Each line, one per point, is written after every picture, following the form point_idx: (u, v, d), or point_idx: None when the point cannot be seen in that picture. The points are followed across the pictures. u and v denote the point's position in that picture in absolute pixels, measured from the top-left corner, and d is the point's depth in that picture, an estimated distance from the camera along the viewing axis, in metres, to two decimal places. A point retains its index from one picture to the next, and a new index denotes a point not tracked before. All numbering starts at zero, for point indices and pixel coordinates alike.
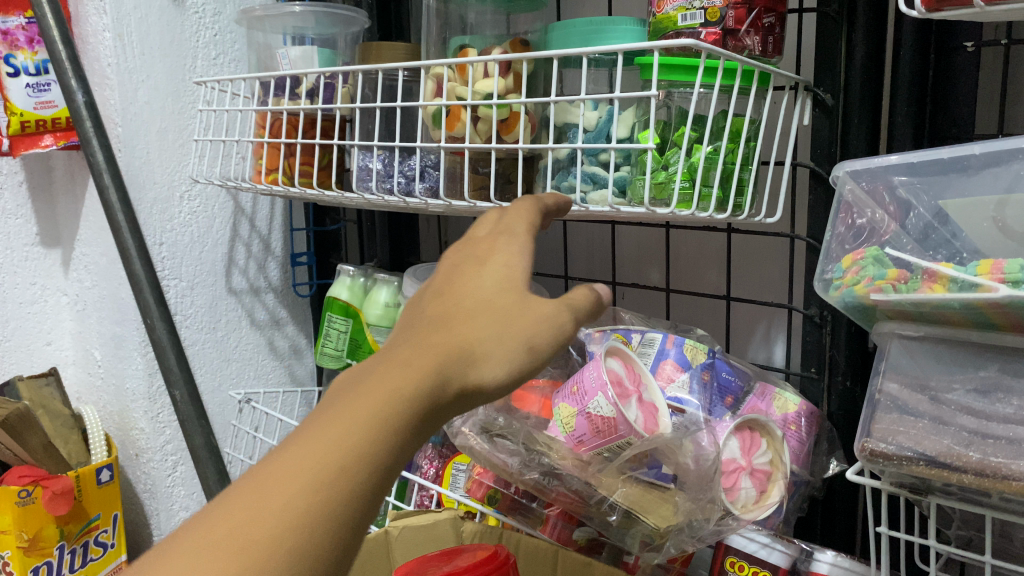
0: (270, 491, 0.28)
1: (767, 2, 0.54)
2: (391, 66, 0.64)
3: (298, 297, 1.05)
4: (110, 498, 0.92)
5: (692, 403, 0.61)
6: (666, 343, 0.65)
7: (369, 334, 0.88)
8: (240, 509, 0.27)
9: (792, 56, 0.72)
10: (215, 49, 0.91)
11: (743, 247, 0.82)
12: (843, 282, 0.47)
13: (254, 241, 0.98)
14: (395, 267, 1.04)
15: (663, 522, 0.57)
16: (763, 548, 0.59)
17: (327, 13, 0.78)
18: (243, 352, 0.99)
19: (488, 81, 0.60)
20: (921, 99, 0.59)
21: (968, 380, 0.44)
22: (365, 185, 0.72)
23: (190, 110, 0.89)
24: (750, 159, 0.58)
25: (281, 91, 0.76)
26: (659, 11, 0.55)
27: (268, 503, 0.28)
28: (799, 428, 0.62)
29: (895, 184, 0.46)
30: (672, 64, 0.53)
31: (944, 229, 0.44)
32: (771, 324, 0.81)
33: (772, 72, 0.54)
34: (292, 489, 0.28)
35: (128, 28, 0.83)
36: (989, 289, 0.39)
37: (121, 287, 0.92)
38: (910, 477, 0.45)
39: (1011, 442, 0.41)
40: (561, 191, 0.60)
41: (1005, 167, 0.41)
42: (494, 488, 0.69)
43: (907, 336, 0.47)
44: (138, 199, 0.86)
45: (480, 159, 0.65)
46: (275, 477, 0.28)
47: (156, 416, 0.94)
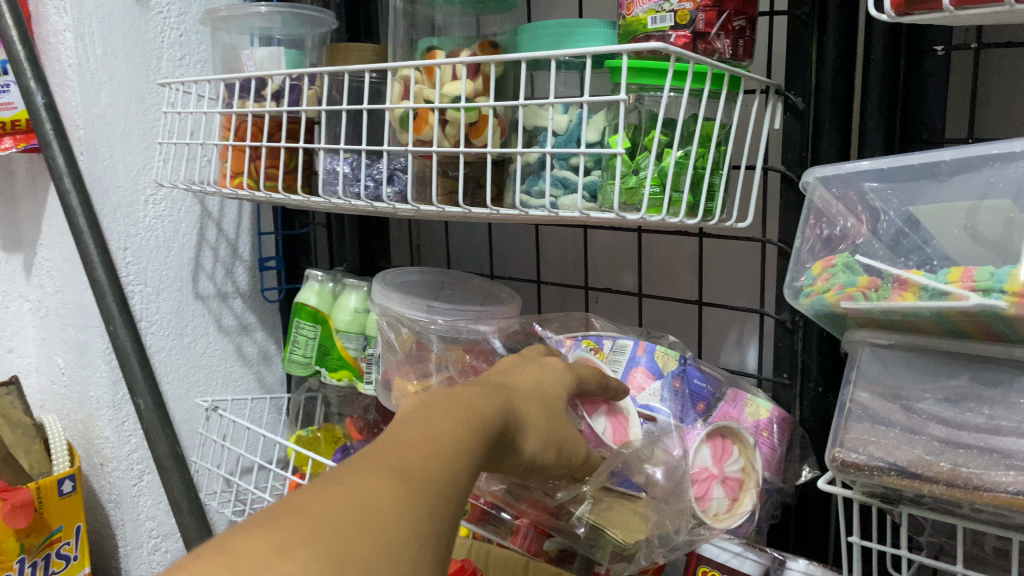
0: (409, 489, 0.34)
1: (737, 5, 0.53)
2: (357, 67, 0.63)
3: (267, 303, 1.03)
4: (73, 509, 0.90)
5: (664, 411, 0.60)
6: (637, 350, 0.64)
7: (338, 340, 0.86)
8: (408, 457, 0.36)
9: (763, 59, 0.72)
10: (181, 49, 0.89)
11: (716, 251, 0.82)
12: (814, 289, 0.47)
13: (221, 245, 0.96)
14: (367, 271, 1.03)
15: (631, 535, 0.56)
16: (734, 557, 0.60)
17: (293, 14, 0.76)
18: (211, 358, 0.98)
19: (456, 83, 0.59)
20: (892, 104, 0.59)
21: (939, 390, 0.43)
22: (332, 188, 0.71)
23: (154, 112, 0.87)
24: (720, 164, 0.57)
25: (246, 93, 0.74)
26: (629, 14, 0.54)
27: (406, 498, 0.34)
28: (770, 434, 0.63)
29: (867, 189, 0.46)
30: (642, 67, 0.52)
31: (915, 235, 0.43)
32: (744, 329, 0.81)
33: (743, 76, 0.54)
34: (431, 475, 0.35)
35: (89, 28, 0.81)
36: (960, 297, 0.39)
37: (84, 293, 0.90)
38: (882, 487, 0.44)
39: (983, 451, 0.40)
40: (531, 196, 0.59)
41: (977, 173, 0.41)
42: (463, 500, 0.69)
43: (879, 344, 0.46)
44: (101, 203, 0.84)
45: (448, 162, 0.63)
46: (413, 475, 0.35)
47: (121, 424, 0.92)
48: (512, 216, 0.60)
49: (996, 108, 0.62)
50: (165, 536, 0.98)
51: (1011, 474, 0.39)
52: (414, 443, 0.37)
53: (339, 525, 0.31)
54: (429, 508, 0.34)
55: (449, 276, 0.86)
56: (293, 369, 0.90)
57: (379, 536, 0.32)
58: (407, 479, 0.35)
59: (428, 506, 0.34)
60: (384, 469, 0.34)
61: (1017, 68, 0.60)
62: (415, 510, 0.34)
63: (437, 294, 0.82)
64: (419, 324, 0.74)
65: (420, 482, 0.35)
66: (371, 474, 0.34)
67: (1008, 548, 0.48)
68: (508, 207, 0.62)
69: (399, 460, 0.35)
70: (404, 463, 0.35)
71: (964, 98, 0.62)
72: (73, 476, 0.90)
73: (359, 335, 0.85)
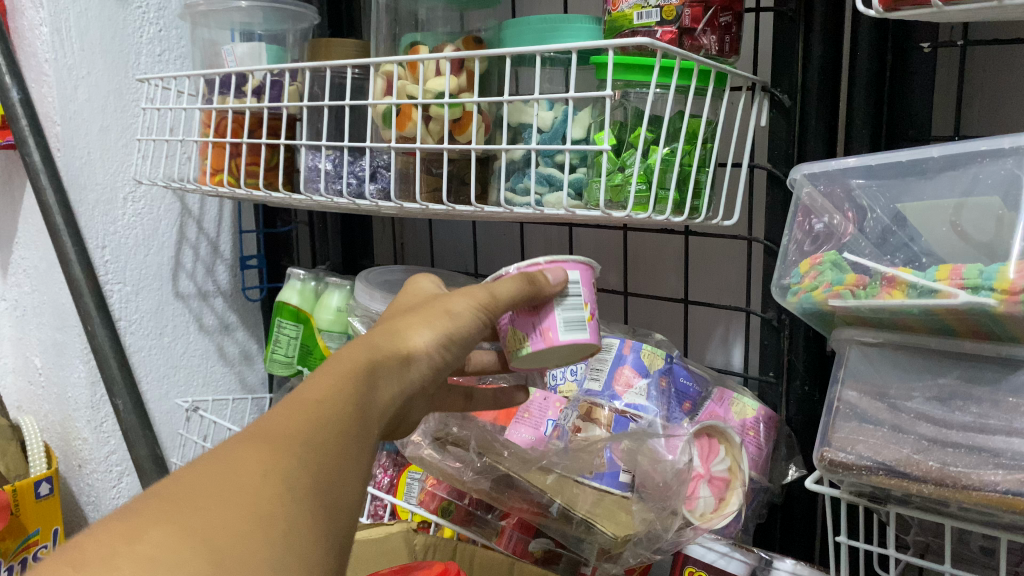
0: (298, 452, 0.31)
1: (724, 1, 0.52)
2: (339, 63, 0.62)
3: (248, 302, 1.02)
4: (50, 512, 0.88)
5: (650, 410, 0.61)
6: (623, 348, 0.64)
7: (320, 339, 0.85)
8: (299, 414, 0.32)
9: (749, 56, 0.71)
10: (160, 45, 0.88)
11: (701, 250, 0.81)
12: (801, 287, 0.46)
13: (202, 244, 0.95)
14: (349, 270, 1.02)
15: (621, 531, 0.55)
16: (722, 557, 0.59)
17: (274, 9, 0.75)
18: (191, 358, 0.96)
19: (440, 79, 0.58)
20: (879, 101, 0.58)
21: (927, 388, 0.43)
22: (313, 186, 0.70)
23: (132, 108, 0.85)
24: (707, 161, 0.57)
25: (227, 89, 0.73)
26: (615, 10, 0.55)
27: (295, 461, 0.31)
28: (757, 433, 0.62)
29: (854, 187, 0.46)
30: (628, 64, 0.52)
31: (902, 232, 0.43)
32: (729, 328, 0.81)
33: (729, 72, 0.53)
34: (323, 429, 0.32)
35: (66, 22, 0.79)
36: (949, 295, 0.38)
37: (61, 293, 0.89)
38: (870, 487, 0.44)
39: (971, 450, 0.40)
40: (515, 194, 0.58)
41: (965, 170, 0.41)
42: (449, 500, 0.69)
43: (867, 343, 0.46)
44: (78, 201, 0.83)
45: (432, 159, 0.63)
46: (308, 432, 0.32)
47: (99, 426, 0.90)
48: (496, 213, 0.59)
49: (982, 105, 0.62)
50: None
51: (1000, 473, 0.39)
52: (313, 392, 0.34)
53: (205, 503, 0.28)
54: (325, 476, 0.31)
55: (433, 275, 0.85)
56: (274, 369, 0.89)
57: (257, 514, 0.29)
58: (300, 434, 0.32)
59: (326, 475, 0.32)
60: (272, 430, 0.32)
61: (1002, 65, 0.60)
62: (307, 479, 0.31)
63: None
64: None
65: (317, 438, 0.32)
66: (249, 441, 0.31)
67: (995, 547, 0.48)
68: (492, 205, 0.61)
69: (290, 417, 0.32)
70: (298, 420, 0.32)
71: (950, 95, 0.62)
72: (49, 479, 0.88)
73: (342, 335, 0.84)
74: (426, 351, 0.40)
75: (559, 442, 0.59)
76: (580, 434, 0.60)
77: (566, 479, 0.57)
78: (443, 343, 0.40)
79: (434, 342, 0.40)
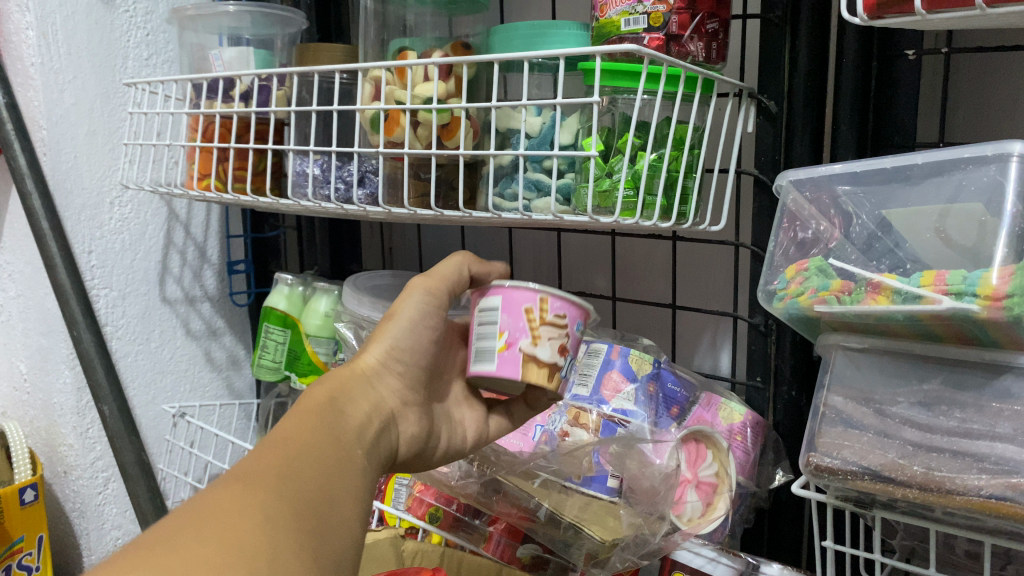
0: (273, 483, 0.37)
1: (710, 8, 0.53)
2: (327, 68, 0.62)
3: (235, 307, 1.01)
4: (35, 519, 0.88)
5: (638, 415, 0.60)
6: (611, 353, 0.63)
7: (307, 344, 0.85)
8: (271, 454, 0.39)
9: (737, 62, 0.72)
10: (147, 49, 0.87)
11: (689, 255, 0.82)
12: (787, 293, 0.46)
13: (189, 249, 0.94)
14: (337, 275, 1.02)
15: (607, 534, 0.56)
16: (708, 563, 0.59)
17: (262, 13, 0.75)
18: (178, 363, 0.96)
19: (428, 84, 0.58)
20: (864, 109, 0.59)
21: (912, 394, 0.43)
22: (301, 191, 0.70)
23: (120, 112, 0.85)
24: (694, 167, 0.57)
25: (214, 94, 0.73)
26: (603, 16, 0.54)
27: (272, 490, 0.37)
28: (743, 439, 0.62)
29: (839, 193, 0.46)
30: (615, 70, 0.52)
31: (887, 238, 0.43)
32: (717, 333, 0.81)
33: (716, 79, 0.54)
34: (295, 469, 0.39)
35: (53, 26, 0.79)
36: (933, 301, 0.39)
37: (47, 298, 0.88)
38: (855, 492, 0.44)
39: (955, 455, 0.40)
40: (503, 199, 0.58)
41: (948, 176, 0.41)
42: (436, 506, 0.69)
43: (852, 348, 0.46)
44: (64, 206, 0.82)
45: (421, 164, 0.63)
46: (280, 465, 0.38)
47: (85, 432, 0.90)
48: (484, 218, 0.59)
49: (966, 112, 0.62)
50: None
51: (984, 478, 0.39)
52: (284, 432, 0.41)
53: (202, 527, 0.33)
54: (300, 495, 0.38)
55: None
56: (262, 375, 0.88)
57: (242, 548, 0.33)
58: (274, 467, 0.38)
59: (301, 494, 0.38)
60: (250, 468, 0.38)
61: (986, 73, 0.61)
62: (284, 502, 0.37)
63: None
64: None
65: (288, 464, 0.39)
66: (229, 480, 0.37)
67: (979, 551, 0.48)
68: (480, 210, 0.61)
69: (265, 456, 0.39)
70: (272, 459, 0.39)
71: (934, 103, 0.62)
72: (35, 485, 0.87)
73: (329, 340, 0.84)
74: (374, 366, 0.50)
75: (547, 446, 0.60)
76: (567, 438, 0.60)
77: (552, 483, 0.59)
78: (386, 352, 0.51)
79: (380, 354, 0.51)
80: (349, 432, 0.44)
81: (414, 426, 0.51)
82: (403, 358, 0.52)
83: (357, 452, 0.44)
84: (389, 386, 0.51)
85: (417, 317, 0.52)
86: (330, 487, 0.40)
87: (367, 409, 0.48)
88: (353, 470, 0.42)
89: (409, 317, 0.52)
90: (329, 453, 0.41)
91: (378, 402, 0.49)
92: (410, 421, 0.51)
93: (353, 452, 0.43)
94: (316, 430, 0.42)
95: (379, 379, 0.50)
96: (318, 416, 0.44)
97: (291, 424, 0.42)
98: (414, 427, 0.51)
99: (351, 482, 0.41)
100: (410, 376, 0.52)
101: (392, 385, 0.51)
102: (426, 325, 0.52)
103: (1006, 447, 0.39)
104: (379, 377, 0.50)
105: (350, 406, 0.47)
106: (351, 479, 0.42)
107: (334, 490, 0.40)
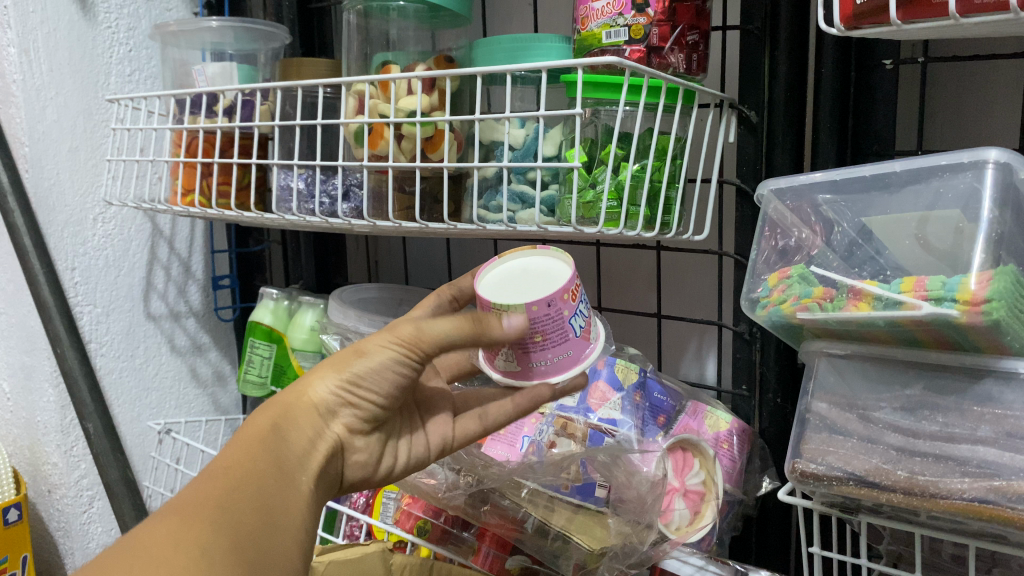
0: (209, 517, 0.39)
1: (690, 19, 0.53)
2: (311, 82, 0.62)
3: (220, 322, 1.01)
4: (18, 539, 0.87)
5: (626, 425, 0.60)
6: (597, 363, 0.63)
7: (293, 359, 0.85)
8: (214, 482, 0.41)
9: (718, 72, 0.72)
10: (130, 65, 0.87)
11: (674, 265, 0.82)
12: (770, 301, 0.47)
13: (173, 264, 0.94)
14: (323, 289, 1.02)
15: (595, 543, 0.57)
16: (696, 571, 0.60)
17: (245, 29, 0.75)
18: (163, 380, 0.95)
19: (412, 98, 0.59)
20: (844, 118, 0.60)
21: (894, 399, 0.44)
22: (285, 205, 0.70)
23: (102, 128, 0.85)
24: (676, 176, 0.57)
25: (198, 109, 0.73)
26: (585, 29, 0.54)
27: (206, 524, 0.39)
28: (730, 446, 0.63)
29: (820, 202, 0.47)
30: (597, 82, 0.52)
31: (868, 245, 0.44)
32: (702, 341, 0.82)
33: (697, 89, 0.54)
34: (234, 496, 0.40)
35: (35, 43, 0.78)
36: (913, 307, 0.39)
37: (30, 315, 0.88)
38: (841, 497, 0.45)
39: (938, 459, 0.41)
40: (488, 211, 0.59)
41: (926, 184, 0.42)
42: (424, 519, 0.69)
43: (834, 354, 0.47)
44: (47, 223, 0.82)
45: (405, 177, 0.63)
46: (217, 497, 0.40)
47: (69, 450, 0.89)
48: (469, 230, 0.59)
49: (943, 121, 0.63)
50: None
51: (966, 480, 0.39)
52: (225, 461, 0.42)
53: (132, 564, 0.36)
54: (235, 526, 0.39)
55: (408, 292, 0.85)
56: (247, 390, 0.88)
57: None
58: (212, 499, 0.40)
59: (238, 525, 0.39)
60: (188, 501, 0.40)
61: (963, 80, 0.62)
62: (218, 535, 0.38)
63: (395, 311, 0.81)
64: None
65: (226, 496, 0.40)
66: (167, 514, 0.39)
67: (964, 555, 0.48)
68: (466, 222, 0.61)
69: (203, 489, 0.41)
70: (211, 488, 0.41)
71: (912, 112, 0.63)
72: (19, 505, 0.87)
73: (315, 354, 0.84)
74: (326, 398, 0.46)
75: (534, 458, 0.58)
76: (555, 448, 0.58)
77: (540, 492, 0.59)
78: (343, 388, 0.46)
79: (334, 388, 0.46)
80: (295, 457, 0.44)
81: (361, 452, 0.50)
82: (361, 397, 0.47)
83: (301, 478, 0.44)
84: (341, 417, 0.47)
85: (388, 368, 0.46)
86: (271, 515, 0.41)
87: (313, 440, 0.45)
88: (296, 494, 0.43)
89: (378, 365, 0.46)
90: (271, 479, 0.42)
91: (325, 431, 0.46)
92: (359, 446, 0.49)
93: (298, 477, 0.43)
94: (259, 457, 0.43)
95: (331, 411, 0.47)
96: (259, 442, 0.43)
97: (234, 450, 0.43)
98: (361, 453, 0.50)
99: (295, 506, 0.42)
100: (369, 408, 0.48)
101: (347, 415, 0.47)
102: (399, 375, 0.46)
103: (988, 450, 0.39)
104: (329, 409, 0.46)
105: (296, 436, 0.44)
106: (294, 504, 0.43)
107: (275, 518, 0.41)
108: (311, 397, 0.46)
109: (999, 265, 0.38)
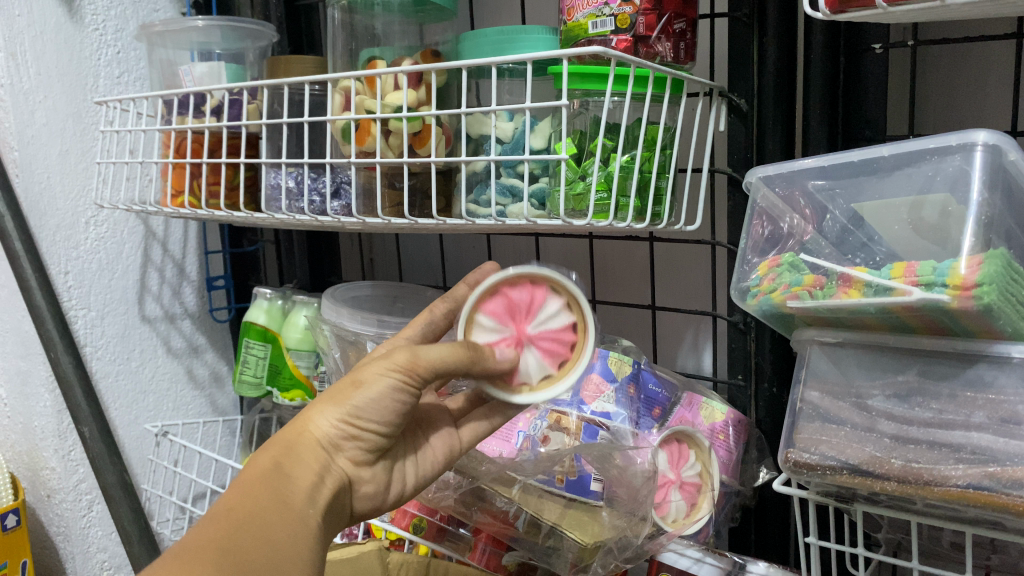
0: (212, 558, 0.39)
1: (677, 7, 0.53)
2: (296, 79, 0.61)
3: (215, 323, 1.00)
4: (17, 545, 0.87)
5: (619, 417, 0.61)
6: (589, 355, 0.62)
7: (288, 359, 0.85)
8: (215, 526, 0.41)
9: (707, 60, 0.72)
10: (118, 67, 0.87)
11: (667, 256, 0.82)
12: (761, 289, 0.46)
13: (167, 266, 0.93)
14: (318, 288, 1.01)
15: (588, 537, 0.56)
16: (694, 563, 0.59)
17: (232, 28, 0.74)
18: (159, 382, 0.95)
19: (398, 93, 0.58)
20: (834, 104, 0.59)
21: (886, 386, 0.43)
22: (275, 204, 0.69)
23: (92, 131, 0.85)
24: (666, 167, 0.57)
25: (185, 109, 0.72)
26: (570, 20, 0.54)
27: (210, 566, 0.39)
28: (726, 437, 0.63)
29: (812, 188, 0.46)
30: (585, 73, 0.51)
31: (860, 232, 0.43)
32: (699, 332, 0.81)
33: (685, 78, 0.53)
34: (234, 539, 0.41)
35: (21, 47, 0.78)
36: (903, 293, 0.39)
37: (25, 320, 0.88)
38: (836, 487, 0.44)
39: (932, 446, 0.40)
40: (479, 206, 0.58)
41: (916, 168, 0.41)
42: (419, 516, 0.69)
43: (827, 342, 0.46)
44: (39, 227, 0.82)
45: (394, 173, 0.62)
46: (219, 539, 0.40)
47: (67, 454, 0.89)
48: (459, 225, 0.59)
49: (935, 106, 0.63)
50: (117, 568, 0.95)
51: (961, 467, 0.39)
52: (227, 502, 0.43)
53: None
54: (240, 565, 0.40)
55: (402, 289, 0.84)
56: (243, 391, 0.88)
57: None
58: (214, 542, 0.40)
59: (243, 565, 0.40)
60: (190, 547, 0.40)
61: (953, 65, 0.61)
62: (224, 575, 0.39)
63: (390, 309, 0.81)
64: (369, 339, 0.73)
65: (227, 536, 0.41)
66: (169, 560, 0.39)
67: (963, 542, 0.48)
68: (455, 216, 0.61)
69: (205, 532, 0.41)
70: (212, 533, 0.41)
71: (903, 98, 0.63)
72: (17, 510, 0.86)
73: (311, 353, 0.84)
74: (328, 433, 0.48)
75: (528, 452, 0.59)
76: (548, 444, 0.60)
77: (531, 488, 0.58)
78: (345, 420, 0.48)
79: (337, 421, 0.48)
80: (301, 496, 0.45)
81: (370, 481, 0.51)
82: (362, 427, 0.49)
83: (306, 520, 0.44)
84: (347, 449, 0.49)
85: (386, 395, 0.48)
86: (272, 553, 0.41)
87: (322, 476, 0.47)
88: (300, 537, 0.43)
89: (377, 392, 0.48)
90: (274, 518, 0.43)
91: (332, 466, 0.48)
92: (366, 476, 0.51)
93: (302, 519, 0.44)
94: (261, 496, 0.43)
95: (335, 443, 0.48)
96: (263, 482, 0.44)
97: (235, 490, 0.44)
98: (369, 482, 0.51)
99: (298, 548, 0.43)
100: (372, 437, 0.49)
101: (352, 448, 0.49)
102: (398, 399, 0.48)
103: (981, 436, 0.39)
104: (333, 442, 0.48)
105: (302, 475, 0.46)
106: (300, 546, 0.43)
107: (278, 557, 0.41)
108: (315, 433, 0.48)
109: (990, 248, 0.38)
